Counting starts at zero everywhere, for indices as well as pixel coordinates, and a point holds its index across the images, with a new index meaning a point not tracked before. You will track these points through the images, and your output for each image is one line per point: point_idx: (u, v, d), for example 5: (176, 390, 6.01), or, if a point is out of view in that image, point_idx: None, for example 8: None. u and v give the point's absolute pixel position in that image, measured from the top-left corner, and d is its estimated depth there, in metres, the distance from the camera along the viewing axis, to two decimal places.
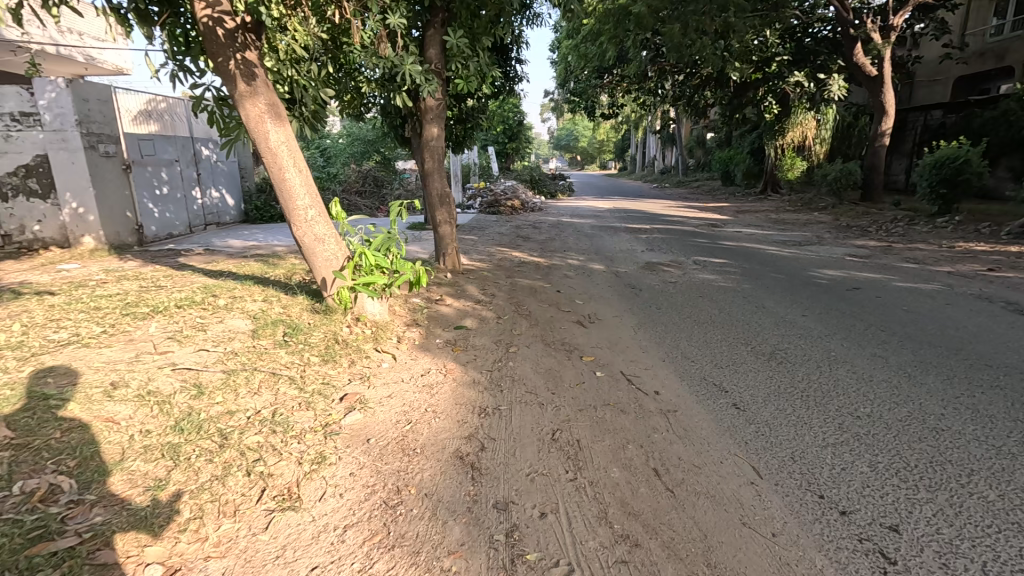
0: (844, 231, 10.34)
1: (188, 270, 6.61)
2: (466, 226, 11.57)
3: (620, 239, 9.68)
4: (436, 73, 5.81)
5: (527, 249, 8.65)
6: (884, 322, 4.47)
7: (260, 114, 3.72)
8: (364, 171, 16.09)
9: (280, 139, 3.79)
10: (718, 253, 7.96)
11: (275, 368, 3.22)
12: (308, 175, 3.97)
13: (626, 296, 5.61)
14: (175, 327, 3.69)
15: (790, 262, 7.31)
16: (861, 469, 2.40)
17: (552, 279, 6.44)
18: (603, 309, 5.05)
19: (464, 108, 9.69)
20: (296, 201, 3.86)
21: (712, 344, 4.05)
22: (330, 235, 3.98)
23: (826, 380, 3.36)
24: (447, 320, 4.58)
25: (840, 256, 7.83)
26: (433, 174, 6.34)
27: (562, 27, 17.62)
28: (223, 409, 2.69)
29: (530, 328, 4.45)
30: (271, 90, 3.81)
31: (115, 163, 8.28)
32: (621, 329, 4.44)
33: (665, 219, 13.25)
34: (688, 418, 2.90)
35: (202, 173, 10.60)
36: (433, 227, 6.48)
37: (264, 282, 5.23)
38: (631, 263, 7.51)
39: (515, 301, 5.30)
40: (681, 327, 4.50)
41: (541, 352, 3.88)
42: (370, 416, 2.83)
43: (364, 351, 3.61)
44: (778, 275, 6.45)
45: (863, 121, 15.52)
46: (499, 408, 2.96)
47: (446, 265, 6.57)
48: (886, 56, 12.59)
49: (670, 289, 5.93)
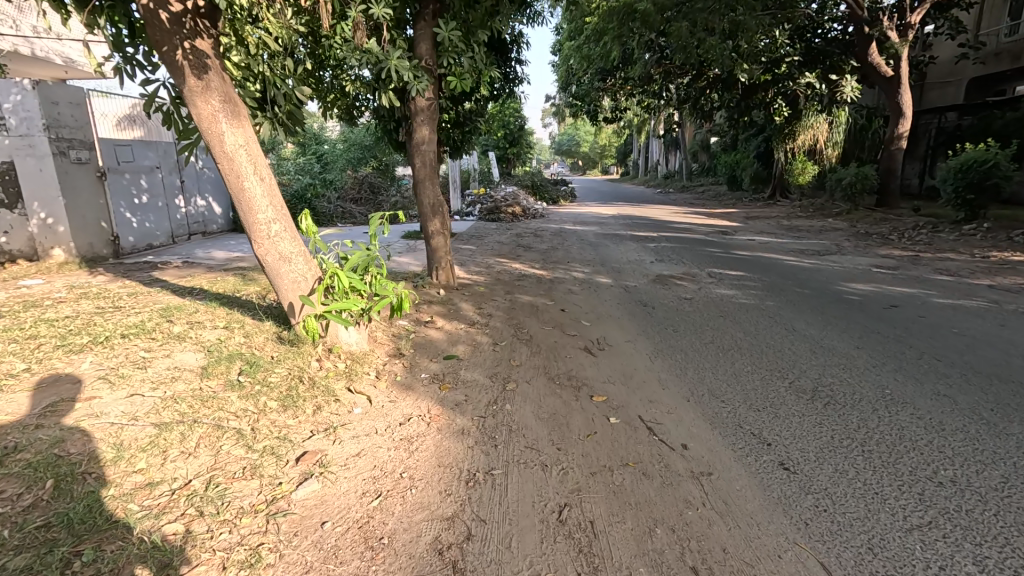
0: (863, 238, 9.78)
1: (159, 286, 6.09)
2: (465, 234, 11.05)
3: (626, 248, 9.15)
4: (428, 71, 5.26)
5: (529, 260, 8.12)
6: (939, 349, 3.89)
7: (214, 113, 3.17)
8: (360, 177, 15.68)
9: (238, 142, 3.24)
10: (733, 264, 7.41)
11: (222, 418, 2.65)
12: (272, 183, 3.42)
13: (638, 315, 5.05)
14: (113, 363, 3.13)
15: (813, 274, 6.75)
16: (966, 569, 1.84)
17: (556, 295, 5.88)
18: (613, 332, 4.48)
19: (462, 111, 9.23)
20: (257, 213, 3.30)
21: (744, 379, 3.49)
22: (298, 252, 3.43)
23: (888, 428, 2.79)
24: (435, 348, 4.02)
25: (865, 267, 7.27)
26: (426, 181, 5.76)
27: (564, 29, 17.28)
28: (142, 480, 2.14)
29: (530, 357, 3.87)
30: (229, 85, 3.27)
31: (88, 170, 7.78)
32: (636, 358, 3.88)
33: (673, 225, 12.74)
34: (727, 485, 2.34)
35: (187, 180, 10.11)
36: (425, 238, 5.92)
37: (232, 302, 4.68)
38: (640, 275, 6.96)
39: (514, 323, 4.74)
40: (704, 356, 3.92)
41: (544, 390, 3.30)
42: (331, 485, 2.26)
43: (334, 392, 3.06)
44: (803, 289, 5.89)
45: (877, 123, 14.95)
46: (493, 472, 2.39)
47: (439, 279, 6.01)
48: (903, 56, 12.05)
49: (686, 307, 5.36)
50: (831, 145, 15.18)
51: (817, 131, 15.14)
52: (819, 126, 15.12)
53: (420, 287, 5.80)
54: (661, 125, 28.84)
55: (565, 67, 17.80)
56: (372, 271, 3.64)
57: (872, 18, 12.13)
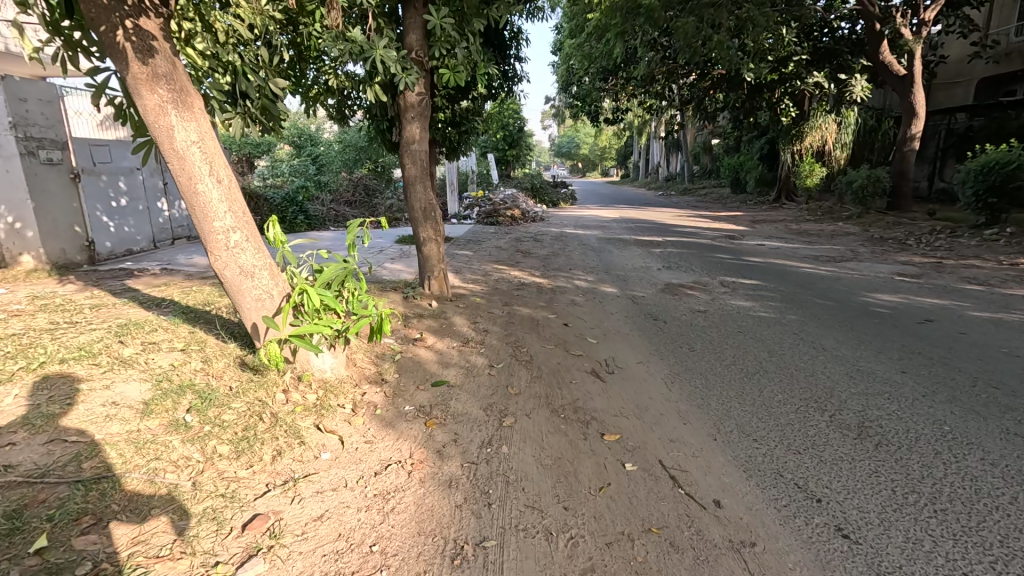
0: (879, 244, 9.33)
1: (129, 296, 5.63)
2: (461, 239, 10.59)
3: (631, 254, 8.71)
4: (418, 63, 4.82)
5: (528, 267, 7.68)
6: (993, 373, 3.43)
7: (162, 105, 2.71)
8: (355, 180, 15.29)
9: (191, 138, 2.78)
10: (745, 272, 6.97)
11: (157, 471, 2.18)
12: (233, 185, 2.96)
13: (649, 331, 4.59)
14: (40, 396, 2.65)
15: (834, 284, 6.28)
16: None
17: (558, 307, 5.43)
18: (623, 352, 4.02)
19: (458, 111, 8.85)
20: (213, 221, 2.84)
21: (776, 412, 3.04)
22: (262, 265, 2.98)
23: (961, 481, 2.33)
24: (423, 372, 3.54)
25: (888, 275, 6.81)
26: (417, 184, 5.25)
27: (565, 28, 16.94)
28: (38, 565, 1.69)
29: (530, 384, 3.40)
30: (181, 73, 2.82)
31: (60, 171, 7.32)
32: (650, 386, 3.42)
33: (677, 229, 12.31)
34: (777, 562, 1.88)
35: (170, 182, 9.65)
36: (416, 246, 5.46)
37: (199, 317, 4.20)
38: (647, 284, 6.51)
39: (513, 341, 4.26)
40: (728, 383, 3.46)
41: (547, 426, 2.84)
42: (281, 566, 1.81)
43: (299, 431, 2.60)
44: (826, 301, 5.42)
45: (887, 124, 14.42)
46: (485, 545, 1.93)
47: (431, 290, 5.54)
48: (918, 54, 11.64)
49: (701, 321, 4.89)
50: (840, 146, 14.45)
51: (826, 132, 14.45)
52: (828, 127, 14.43)
53: (411, 298, 5.34)
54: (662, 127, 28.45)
55: (565, 67, 17.36)
56: (349, 285, 3.16)
57: (884, 15, 11.72)
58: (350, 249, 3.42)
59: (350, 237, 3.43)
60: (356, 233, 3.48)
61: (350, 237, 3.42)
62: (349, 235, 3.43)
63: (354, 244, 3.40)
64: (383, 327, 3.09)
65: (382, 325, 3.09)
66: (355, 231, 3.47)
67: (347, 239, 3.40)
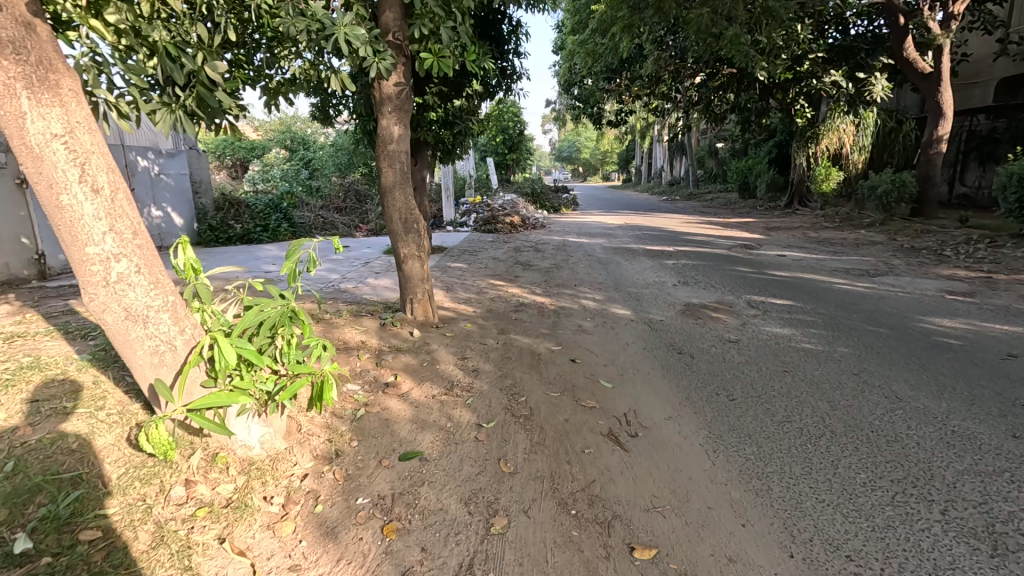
0: (912, 254, 8.53)
1: (61, 322, 4.82)
2: (456, 250, 9.78)
3: (642, 266, 7.93)
4: (394, 48, 4.00)
5: (528, 282, 6.90)
6: None
7: (7, 82, 1.87)
8: (346, 185, 14.55)
9: (53, 130, 1.95)
10: (775, 290, 6.16)
11: None
12: (121, 195, 2.13)
13: (675, 369, 3.78)
14: None
15: (880, 304, 5.47)
16: None
17: (563, 334, 4.61)
18: (647, 404, 3.21)
19: (451, 109, 8.08)
20: (85, 246, 2.00)
21: (865, 504, 2.23)
22: (161, 305, 2.15)
23: None
24: (389, 438, 2.74)
25: (936, 293, 6.01)
26: (396, 190, 4.41)
27: (568, 21, 15.72)
28: None
29: (529, 456, 2.59)
30: (45, 41, 2.00)
31: (5, 176, 6.54)
32: (687, 457, 2.62)
33: (688, 237, 11.52)
34: None
35: (138, 188, 8.85)
36: (396, 263, 4.65)
37: (116, 358, 3.38)
38: (664, 304, 5.70)
39: (508, 386, 3.44)
40: (790, 453, 2.65)
41: (553, 534, 2.04)
42: None
43: (190, 555, 1.82)
44: (877, 328, 4.61)
45: (908, 126, 13.61)
46: None
47: (414, 314, 4.73)
48: (946, 50, 10.84)
49: (735, 355, 4.07)
50: (859, 149, 13.58)
51: (844, 133, 13.46)
52: (846, 129, 13.46)
53: (389, 325, 4.53)
54: (665, 130, 27.76)
55: (565, 67, 16.55)
56: (285, 328, 2.38)
57: (909, 8, 10.96)
58: (291, 276, 2.60)
59: (290, 262, 2.58)
60: (300, 255, 2.64)
61: (290, 263, 2.57)
62: (288, 259, 2.58)
63: (295, 272, 2.56)
64: (330, 393, 2.30)
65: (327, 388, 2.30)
66: (297, 252, 2.61)
67: (285, 265, 2.56)
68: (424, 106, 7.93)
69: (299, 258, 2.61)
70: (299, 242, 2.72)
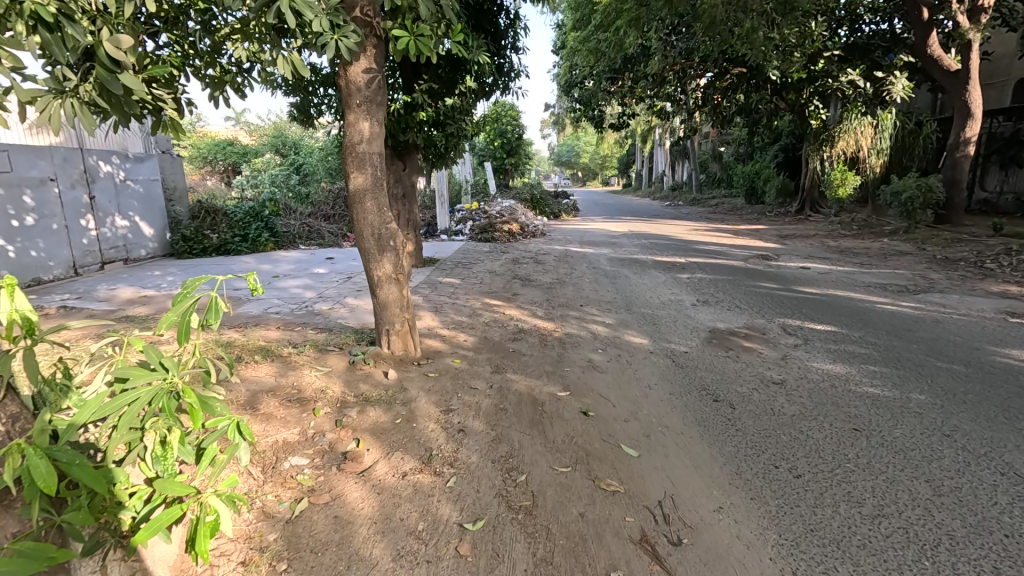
0: (950, 267, 7.77)
1: None
2: (449, 261, 9.00)
3: (654, 281, 7.15)
4: (363, 23, 3.22)
5: (529, 301, 6.13)
6: None
7: None
8: (337, 191, 13.83)
9: None
10: (810, 311, 5.38)
11: None
12: None
13: (713, 428, 2.98)
14: None
15: (938, 331, 4.69)
16: None
17: (569, 374, 3.80)
18: (687, 485, 2.42)
19: (442, 109, 7.38)
20: None
21: None
22: None
23: None
24: (335, 552, 1.95)
25: (996, 316, 5.23)
26: (366, 198, 3.62)
27: (568, 19, 15.04)
28: None
29: None
30: None
31: None
32: None
33: (700, 247, 10.74)
34: None
35: (99, 195, 8.04)
36: (369, 289, 3.86)
37: None
38: (686, 330, 4.91)
39: (503, 458, 2.63)
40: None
41: None
42: None
43: None
44: (949, 364, 3.82)
45: (928, 128, 12.88)
46: None
47: (392, 348, 3.95)
48: (976, 44, 10.09)
49: (785, 405, 3.27)
50: (876, 153, 12.85)
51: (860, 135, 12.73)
52: (863, 130, 12.75)
53: (360, 364, 3.73)
54: (668, 134, 27.19)
55: (565, 66, 15.79)
56: (159, 418, 1.62)
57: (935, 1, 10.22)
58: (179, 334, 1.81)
59: (173, 314, 1.79)
60: (193, 302, 1.84)
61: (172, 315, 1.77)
62: (172, 309, 1.79)
63: (182, 328, 1.76)
64: (209, 536, 1.60)
65: (204, 527, 1.60)
66: (186, 299, 1.81)
67: (168, 320, 1.75)
68: (413, 105, 7.17)
69: (191, 306, 1.80)
70: (195, 284, 1.91)
